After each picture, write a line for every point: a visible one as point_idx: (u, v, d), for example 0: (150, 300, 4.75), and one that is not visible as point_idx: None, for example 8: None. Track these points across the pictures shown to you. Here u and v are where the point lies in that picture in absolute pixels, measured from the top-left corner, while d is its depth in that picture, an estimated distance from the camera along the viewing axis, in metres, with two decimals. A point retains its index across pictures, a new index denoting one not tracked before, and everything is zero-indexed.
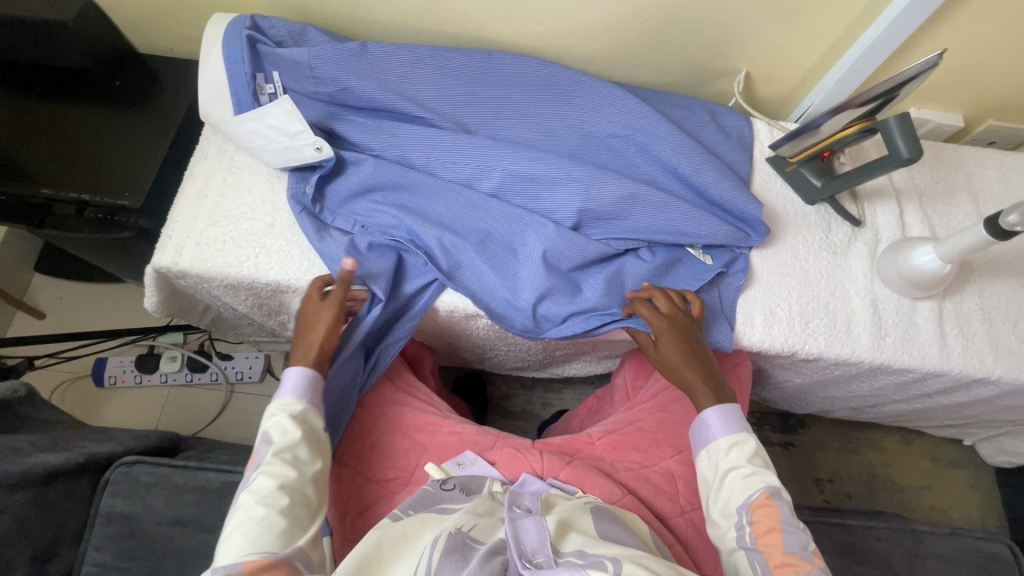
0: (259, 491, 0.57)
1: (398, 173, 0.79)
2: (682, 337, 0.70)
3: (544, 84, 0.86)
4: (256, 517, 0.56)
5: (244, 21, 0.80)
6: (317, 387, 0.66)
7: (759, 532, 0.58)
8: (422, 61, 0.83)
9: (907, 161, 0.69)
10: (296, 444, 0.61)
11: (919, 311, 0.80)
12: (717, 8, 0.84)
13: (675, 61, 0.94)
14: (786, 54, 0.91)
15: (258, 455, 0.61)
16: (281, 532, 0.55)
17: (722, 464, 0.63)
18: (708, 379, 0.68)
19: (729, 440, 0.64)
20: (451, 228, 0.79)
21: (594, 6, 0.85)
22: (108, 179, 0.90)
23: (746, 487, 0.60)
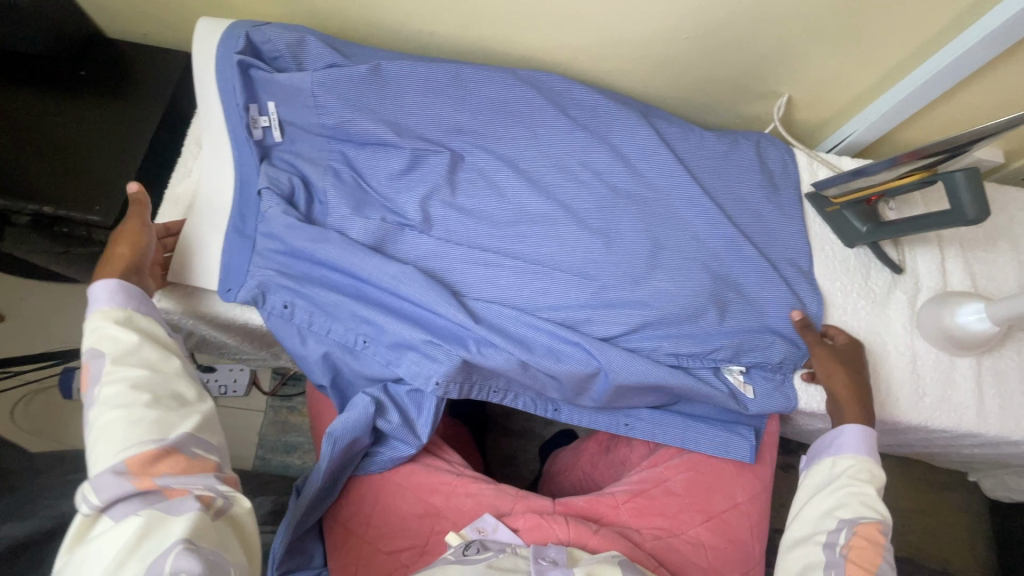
0: (111, 400, 0.50)
1: (374, 268, 0.67)
2: (842, 358, 0.72)
3: (573, 124, 0.78)
4: (117, 420, 0.49)
5: (237, 41, 0.71)
6: (139, 296, 0.59)
7: (856, 544, 0.58)
8: (438, 90, 0.75)
9: (970, 222, 0.65)
10: (137, 347, 0.54)
11: (958, 369, 0.76)
12: (768, 29, 0.77)
13: (712, 81, 0.86)
14: (833, 81, 0.84)
15: (93, 371, 0.53)
16: (153, 422, 0.49)
17: (844, 475, 0.64)
18: (864, 403, 0.69)
19: (853, 461, 0.65)
20: (435, 332, 0.68)
21: (632, 18, 0.76)
22: (75, 188, 0.79)
23: (853, 510, 0.61)
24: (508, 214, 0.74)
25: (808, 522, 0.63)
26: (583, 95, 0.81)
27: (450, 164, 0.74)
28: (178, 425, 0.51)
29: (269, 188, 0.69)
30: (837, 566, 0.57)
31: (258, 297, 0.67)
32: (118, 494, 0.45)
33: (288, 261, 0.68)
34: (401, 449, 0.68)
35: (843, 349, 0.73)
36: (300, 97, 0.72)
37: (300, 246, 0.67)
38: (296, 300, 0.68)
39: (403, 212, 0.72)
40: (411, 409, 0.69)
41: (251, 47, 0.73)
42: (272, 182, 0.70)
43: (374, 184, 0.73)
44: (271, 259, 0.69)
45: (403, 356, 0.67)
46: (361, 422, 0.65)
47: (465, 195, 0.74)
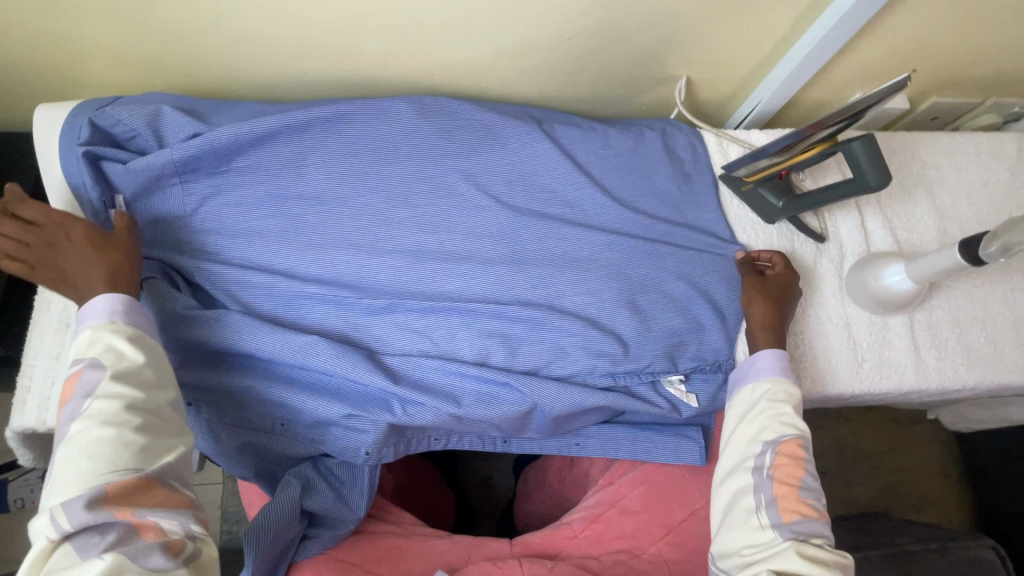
0: (100, 419, 0.48)
1: (275, 346, 0.62)
2: (772, 286, 0.72)
3: (464, 145, 0.77)
4: (103, 439, 0.47)
5: (81, 130, 0.65)
6: (135, 311, 0.55)
7: (781, 468, 0.58)
8: (311, 137, 0.72)
9: (876, 188, 0.63)
10: (137, 367, 0.52)
11: (892, 328, 0.76)
12: (650, 16, 0.74)
13: (609, 75, 0.83)
14: (728, 56, 0.82)
15: (85, 382, 0.49)
16: (141, 451, 0.48)
17: (762, 398, 0.63)
18: (782, 329, 0.69)
19: (773, 382, 0.64)
20: (358, 399, 0.64)
21: (509, 25, 0.73)
22: None
23: (772, 429, 0.60)
24: (410, 252, 0.72)
25: (736, 451, 0.62)
26: (469, 113, 0.77)
27: (337, 217, 0.72)
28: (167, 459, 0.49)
29: (157, 279, 0.67)
30: (763, 488, 0.58)
31: None
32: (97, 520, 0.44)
33: (183, 355, 0.64)
34: (339, 527, 0.64)
35: (775, 277, 0.73)
36: (167, 178, 0.68)
37: (193, 340, 0.63)
38: (201, 395, 0.63)
39: (299, 274, 0.69)
40: (343, 480, 0.66)
41: (98, 133, 0.67)
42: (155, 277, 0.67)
43: (263, 255, 0.69)
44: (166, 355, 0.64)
45: (327, 431, 0.64)
46: (290, 508, 0.61)
47: (361, 245, 0.71)
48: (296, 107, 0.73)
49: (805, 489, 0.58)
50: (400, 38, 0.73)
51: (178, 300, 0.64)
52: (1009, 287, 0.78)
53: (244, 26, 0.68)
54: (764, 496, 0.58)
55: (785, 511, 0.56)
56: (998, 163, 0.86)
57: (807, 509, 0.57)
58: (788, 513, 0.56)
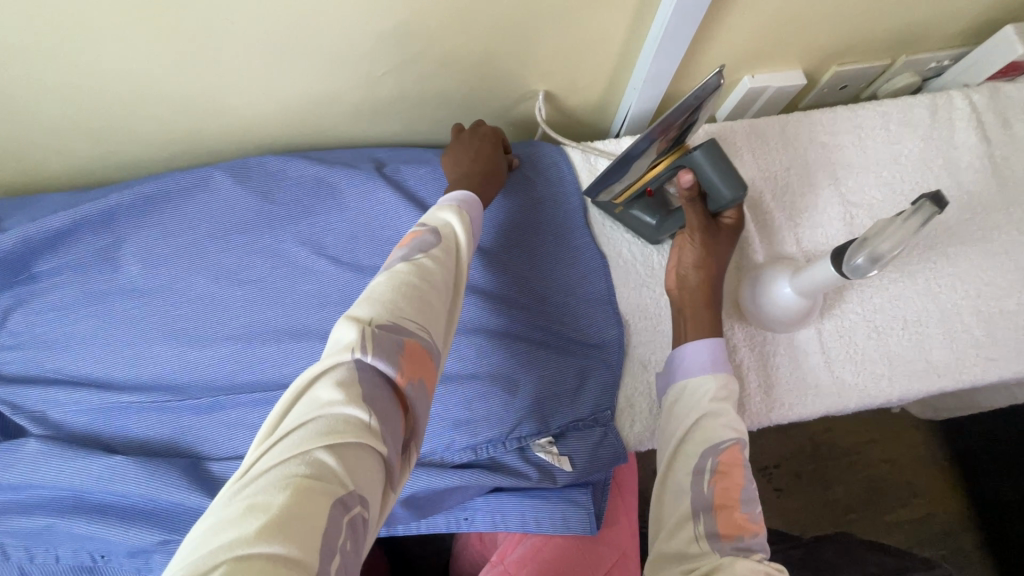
0: (406, 274, 0.45)
1: (79, 473, 0.56)
2: (718, 258, 0.64)
3: (297, 204, 0.69)
4: (389, 297, 0.43)
5: None
6: (475, 208, 0.57)
7: (722, 477, 0.48)
8: (119, 223, 0.66)
9: (732, 202, 0.60)
10: (447, 250, 0.50)
11: (798, 344, 0.67)
12: (468, 41, 0.66)
13: (454, 102, 0.75)
14: (580, 66, 0.74)
15: (423, 242, 0.49)
16: (412, 318, 0.43)
17: (707, 400, 0.54)
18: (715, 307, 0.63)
19: (716, 380, 0.56)
20: (171, 522, 0.56)
21: (311, 71, 0.65)
22: None
23: (717, 429, 0.51)
24: (241, 335, 0.65)
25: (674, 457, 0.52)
26: (298, 169, 0.70)
27: (157, 303, 0.65)
28: (437, 338, 0.45)
29: None
30: (701, 501, 0.47)
31: None
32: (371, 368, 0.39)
33: None
34: None
35: (722, 247, 0.65)
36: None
37: None
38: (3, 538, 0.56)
39: (119, 381, 0.63)
40: None
41: None
42: None
43: (74, 361, 0.63)
44: None
45: (146, 560, 0.56)
46: None
47: (184, 337, 0.64)
48: (101, 193, 0.67)
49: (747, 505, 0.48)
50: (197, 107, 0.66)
51: None
52: (929, 278, 0.69)
53: (15, 120, 0.62)
54: (699, 506, 0.47)
55: (725, 529, 0.45)
56: (909, 134, 0.76)
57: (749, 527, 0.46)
58: (728, 529, 0.45)
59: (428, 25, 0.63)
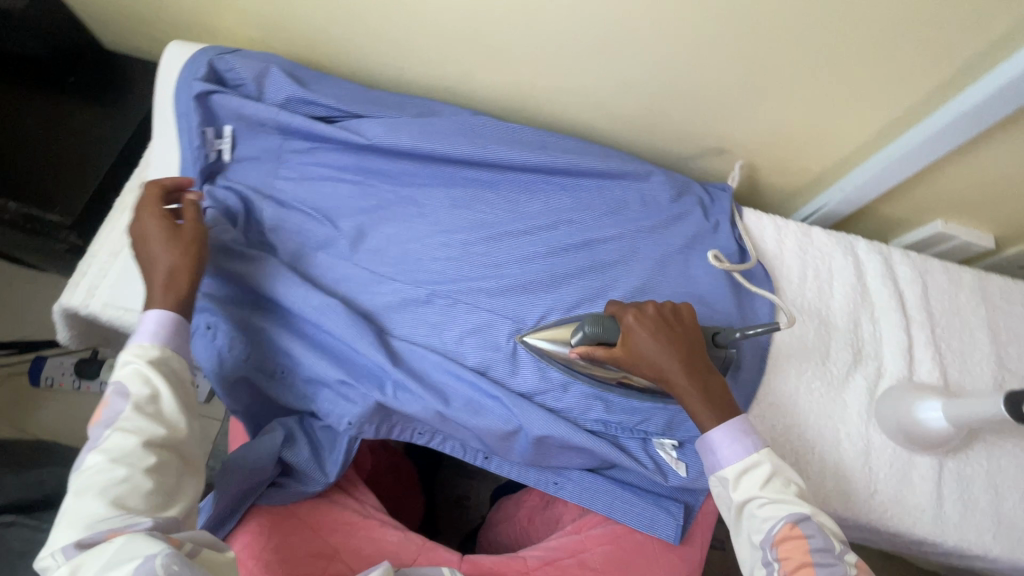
0: (115, 455, 0.53)
1: (299, 299, 0.66)
2: (678, 344, 0.61)
3: (541, 171, 0.80)
4: (113, 474, 0.52)
5: (200, 68, 0.73)
6: (174, 326, 0.61)
7: (788, 569, 0.52)
8: (404, 123, 0.76)
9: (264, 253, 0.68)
10: (155, 397, 0.57)
11: (917, 469, 0.70)
12: (732, 95, 0.77)
13: (683, 135, 0.85)
14: (803, 151, 0.83)
15: (112, 409, 0.56)
16: (146, 491, 0.52)
17: (733, 495, 0.57)
18: (712, 392, 0.60)
19: (739, 464, 0.57)
20: (358, 371, 0.66)
21: (599, 62, 0.77)
22: (46, 186, 0.82)
23: (766, 518, 0.54)
24: (457, 251, 0.75)
25: (744, 552, 0.56)
26: (552, 143, 0.82)
27: (406, 201, 0.77)
28: (168, 513, 0.54)
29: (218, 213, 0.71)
30: None
31: (184, 318, 0.67)
32: (84, 543, 0.48)
33: (214, 282, 0.68)
34: (309, 485, 0.67)
35: (684, 328, 0.63)
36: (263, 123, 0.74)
37: (232, 272, 0.68)
38: (218, 324, 0.65)
39: (352, 245, 0.74)
40: (323, 448, 0.68)
41: (215, 72, 0.75)
42: (214, 208, 0.71)
43: (324, 212, 0.75)
44: (204, 280, 0.68)
45: (318, 391, 0.66)
46: (268, 453, 0.65)
47: (414, 235, 0.75)
48: (399, 104, 0.80)
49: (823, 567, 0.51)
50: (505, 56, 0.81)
51: (229, 232, 0.69)
52: None
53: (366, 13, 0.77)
54: None
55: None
56: None
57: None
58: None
59: (715, 69, 0.74)
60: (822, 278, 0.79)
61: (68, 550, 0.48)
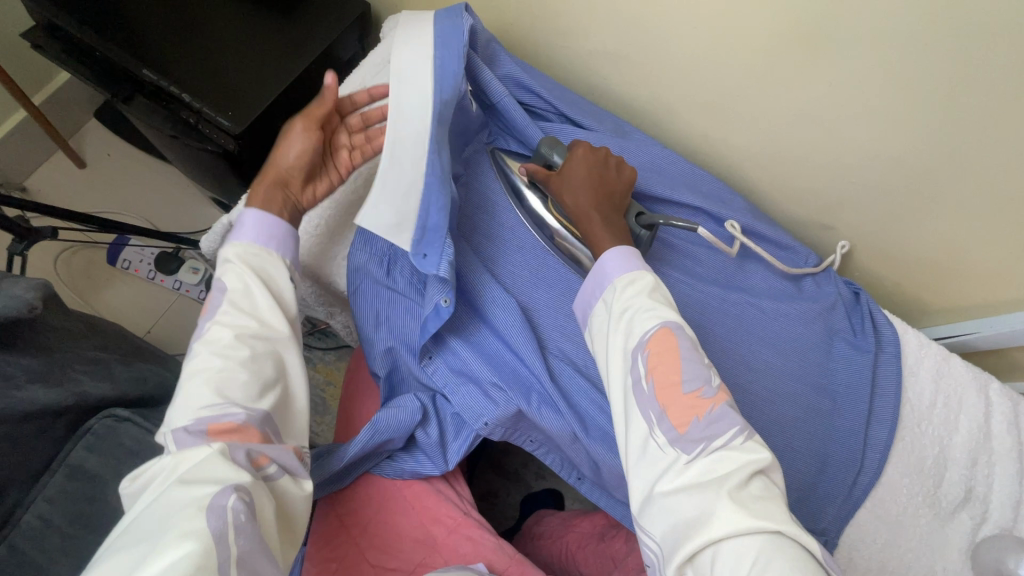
0: (218, 351, 0.52)
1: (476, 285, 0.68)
2: (602, 179, 0.65)
3: (717, 222, 0.80)
4: (212, 367, 0.51)
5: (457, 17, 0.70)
6: (277, 231, 0.61)
7: (652, 370, 0.51)
8: (606, 141, 0.77)
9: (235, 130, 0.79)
10: (253, 293, 0.56)
11: None
12: (915, 208, 0.75)
13: (843, 227, 0.84)
14: (959, 284, 0.80)
15: (212, 302, 0.55)
16: (244, 386, 0.52)
17: (617, 299, 0.57)
18: (612, 222, 0.63)
19: (629, 275, 0.58)
20: (504, 373, 0.67)
21: (800, 132, 0.76)
22: (219, 87, 0.82)
23: (643, 323, 0.54)
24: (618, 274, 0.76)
25: (615, 356, 0.55)
26: (729, 199, 0.81)
27: None
28: (263, 403, 0.53)
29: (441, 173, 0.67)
30: (649, 402, 0.51)
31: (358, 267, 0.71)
32: (191, 432, 0.49)
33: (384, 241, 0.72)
34: (426, 466, 0.67)
35: (616, 177, 0.66)
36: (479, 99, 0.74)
37: None
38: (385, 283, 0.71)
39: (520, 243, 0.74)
40: (449, 433, 0.68)
41: None
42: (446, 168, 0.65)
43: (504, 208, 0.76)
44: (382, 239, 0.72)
45: (462, 385, 0.67)
46: (405, 424, 0.65)
47: None
48: (596, 116, 0.81)
49: (691, 380, 0.50)
50: (714, 85, 0.79)
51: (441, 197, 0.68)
52: None
53: None
54: (652, 412, 0.50)
55: (677, 420, 0.49)
56: None
57: (700, 409, 0.50)
58: (681, 422, 0.49)
59: (910, 178, 0.72)
60: (950, 407, 0.77)
61: (176, 433, 0.49)
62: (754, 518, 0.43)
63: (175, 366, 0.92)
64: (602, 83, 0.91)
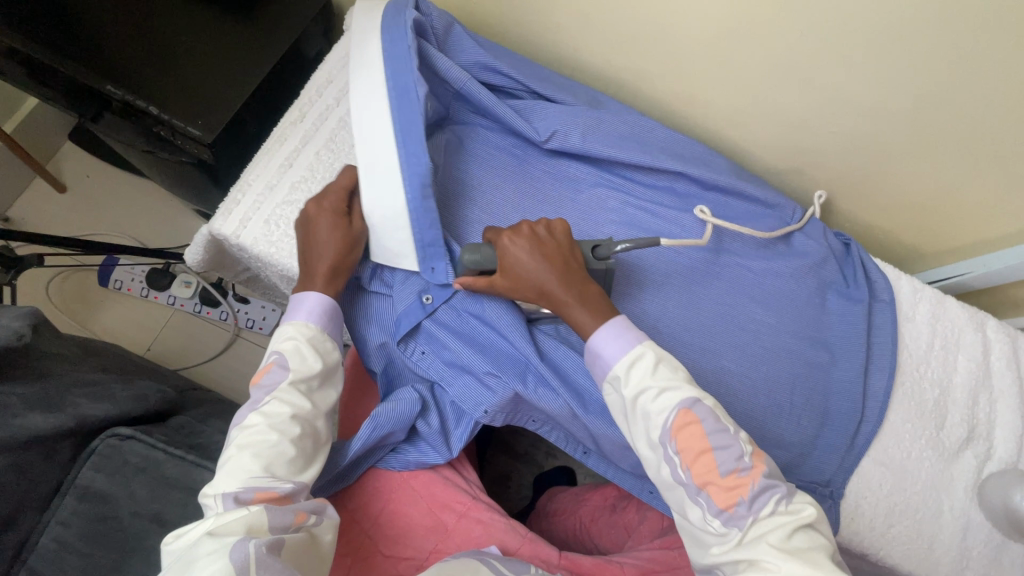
0: (276, 425, 0.55)
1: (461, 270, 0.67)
2: (548, 254, 0.60)
3: (702, 185, 0.78)
4: (268, 442, 0.54)
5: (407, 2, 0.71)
6: (332, 318, 0.63)
7: (688, 458, 0.53)
8: (578, 113, 0.76)
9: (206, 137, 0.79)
10: (312, 376, 0.59)
11: (1008, 552, 0.71)
12: (899, 152, 0.74)
13: (829, 179, 0.83)
14: (949, 225, 0.80)
15: (272, 377, 0.57)
16: (291, 462, 0.55)
17: (626, 395, 0.56)
18: (586, 296, 0.60)
19: (626, 359, 0.57)
20: (497, 358, 0.67)
21: (777, 87, 0.75)
22: (185, 96, 0.81)
23: (659, 412, 0.54)
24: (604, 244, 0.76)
25: (645, 456, 0.56)
26: (710, 160, 0.80)
27: (560, 189, 0.78)
28: (304, 477, 0.56)
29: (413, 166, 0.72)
30: (692, 490, 0.53)
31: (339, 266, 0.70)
32: (239, 499, 0.51)
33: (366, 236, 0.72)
34: (430, 455, 0.67)
35: (558, 242, 0.61)
36: (446, 82, 0.73)
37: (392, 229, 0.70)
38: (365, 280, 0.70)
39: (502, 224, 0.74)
40: (450, 421, 0.68)
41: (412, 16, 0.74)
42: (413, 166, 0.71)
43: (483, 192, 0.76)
44: None
45: (457, 377, 0.67)
46: (405, 417, 0.65)
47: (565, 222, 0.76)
48: (568, 89, 0.80)
49: (723, 453, 0.53)
50: (686, 48, 0.78)
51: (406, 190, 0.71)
52: None
53: None
54: (699, 499, 0.53)
55: (724, 502, 0.51)
56: None
57: (742, 484, 0.52)
58: (729, 503, 0.51)
59: (892, 123, 0.71)
60: (948, 348, 0.78)
61: (226, 499, 0.51)
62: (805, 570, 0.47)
63: (176, 381, 0.92)
64: (574, 56, 0.89)
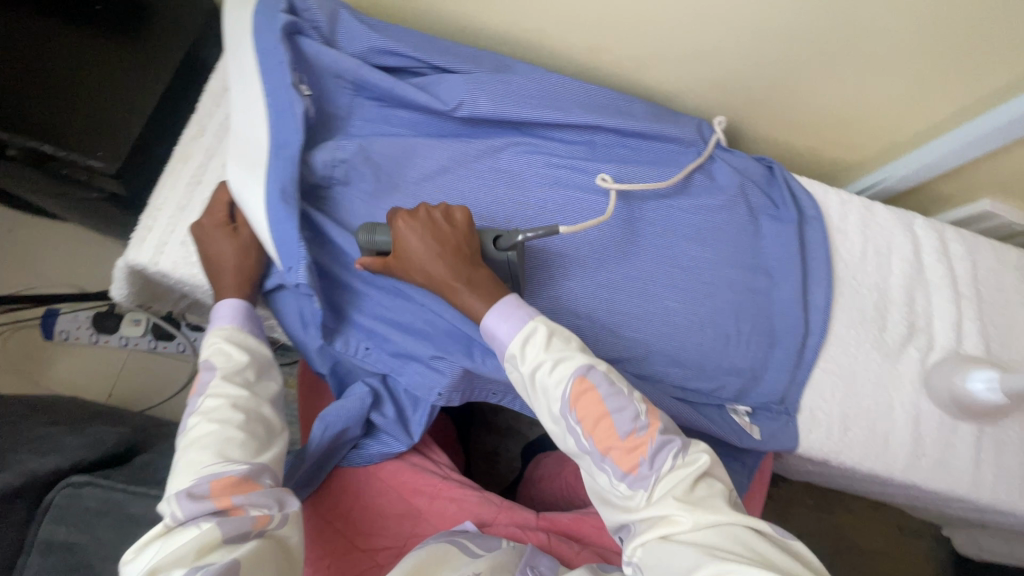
0: (216, 415, 0.56)
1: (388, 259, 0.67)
2: (439, 238, 0.61)
3: (619, 133, 0.78)
4: (212, 433, 0.55)
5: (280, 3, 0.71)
6: (250, 319, 0.64)
7: (588, 426, 0.53)
8: (481, 77, 0.74)
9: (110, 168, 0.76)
10: (243, 367, 0.60)
11: (958, 433, 0.75)
12: (804, 68, 0.75)
13: (746, 106, 0.84)
14: (864, 132, 0.81)
15: (202, 381, 0.59)
16: (241, 445, 0.56)
17: (525, 372, 0.56)
18: (473, 278, 0.60)
19: (521, 337, 0.57)
20: (440, 339, 0.67)
21: (678, 22, 0.75)
22: (79, 129, 0.77)
23: (557, 385, 0.54)
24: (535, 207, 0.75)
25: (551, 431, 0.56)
26: (624, 105, 0.80)
27: (479, 159, 0.75)
28: (262, 459, 0.57)
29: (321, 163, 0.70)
30: (600, 460, 0.53)
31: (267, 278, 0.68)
32: (193, 494, 0.52)
33: None
34: (392, 445, 0.68)
35: (452, 226, 0.62)
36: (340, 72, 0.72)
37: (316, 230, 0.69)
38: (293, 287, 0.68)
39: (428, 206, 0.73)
40: (407, 410, 0.69)
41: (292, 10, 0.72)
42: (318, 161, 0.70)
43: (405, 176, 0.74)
44: None
45: (405, 365, 0.67)
46: (356, 412, 0.65)
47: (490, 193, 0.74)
48: (472, 58, 0.78)
49: (622, 418, 0.53)
50: None
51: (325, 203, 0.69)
52: None
53: None
54: (605, 467, 0.53)
55: (627, 466, 0.52)
56: None
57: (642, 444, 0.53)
58: (631, 465, 0.52)
59: (791, 40, 0.72)
60: (879, 252, 0.80)
61: (180, 498, 0.51)
62: (709, 514, 0.49)
63: (136, 420, 0.90)
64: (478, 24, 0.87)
